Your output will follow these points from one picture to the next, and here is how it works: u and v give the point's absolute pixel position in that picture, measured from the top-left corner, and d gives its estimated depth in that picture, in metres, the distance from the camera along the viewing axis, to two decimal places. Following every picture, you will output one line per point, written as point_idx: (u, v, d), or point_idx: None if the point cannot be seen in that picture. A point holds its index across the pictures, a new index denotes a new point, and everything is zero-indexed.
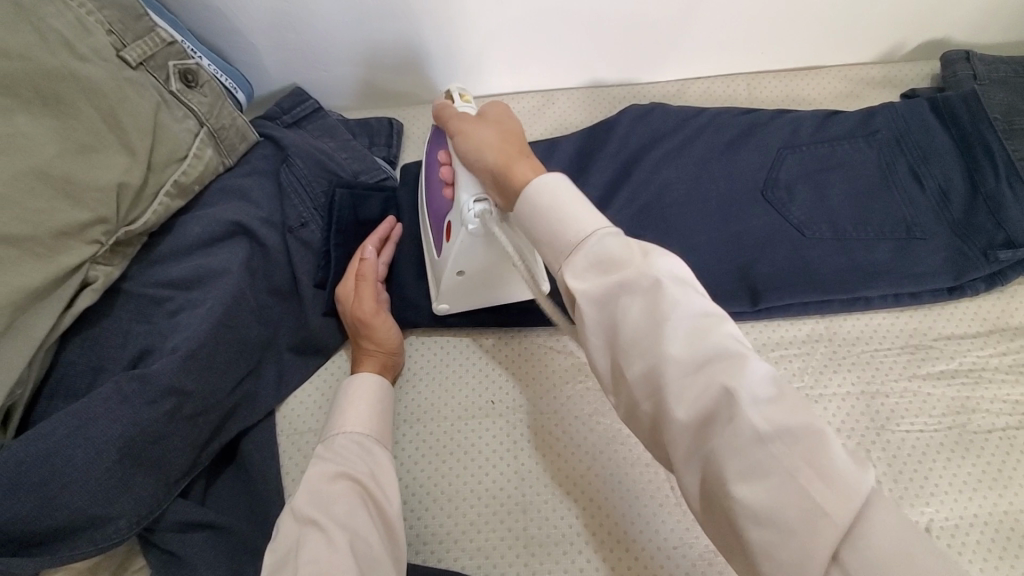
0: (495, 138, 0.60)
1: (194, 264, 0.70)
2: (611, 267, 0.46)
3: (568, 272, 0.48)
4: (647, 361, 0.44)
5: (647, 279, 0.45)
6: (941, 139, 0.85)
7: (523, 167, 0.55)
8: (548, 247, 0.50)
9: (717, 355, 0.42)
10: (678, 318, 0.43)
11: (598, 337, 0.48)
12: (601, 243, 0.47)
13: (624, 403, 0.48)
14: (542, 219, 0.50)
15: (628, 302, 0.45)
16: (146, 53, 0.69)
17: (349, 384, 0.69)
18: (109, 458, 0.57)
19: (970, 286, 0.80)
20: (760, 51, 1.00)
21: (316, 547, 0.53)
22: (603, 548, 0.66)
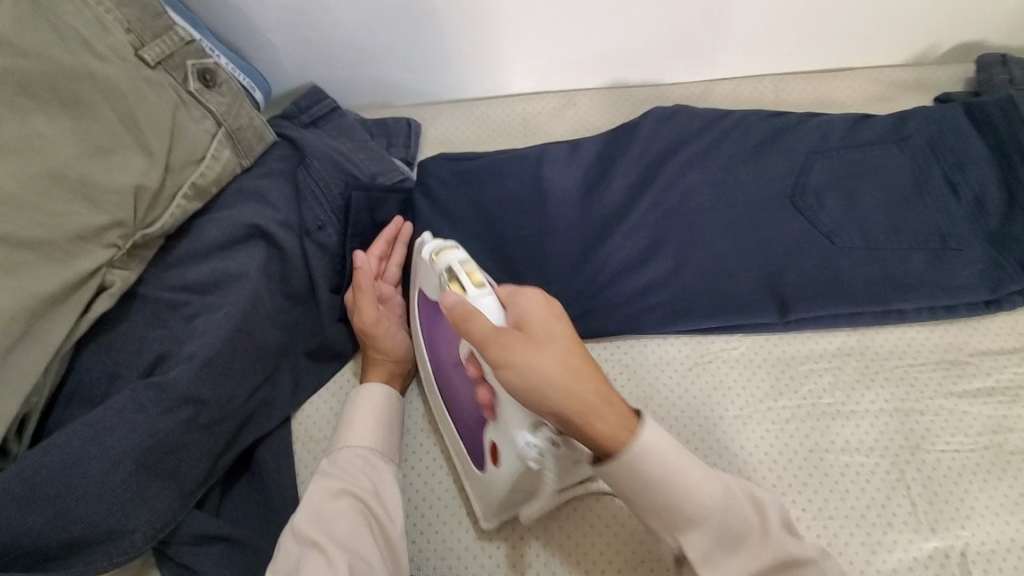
0: (557, 366, 0.51)
1: (211, 269, 0.69)
2: (736, 538, 0.50)
3: (693, 554, 0.50)
4: None
5: (762, 545, 0.50)
6: (978, 146, 0.82)
7: (611, 416, 0.51)
8: (658, 517, 0.52)
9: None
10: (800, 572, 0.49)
11: None
12: (727, 514, 0.50)
13: None
14: (663, 493, 0.50)
15: (749, 574, 0.50)
16: (165, 53, 0.67)
17: (356, 394, 0.68)
18: (126, 469, 0.56)
19: (1008, 299, 0.78)
20: (789, 52, 0.97)
21: (316, 570, 0.53)
22: (627, 567, 0.64)
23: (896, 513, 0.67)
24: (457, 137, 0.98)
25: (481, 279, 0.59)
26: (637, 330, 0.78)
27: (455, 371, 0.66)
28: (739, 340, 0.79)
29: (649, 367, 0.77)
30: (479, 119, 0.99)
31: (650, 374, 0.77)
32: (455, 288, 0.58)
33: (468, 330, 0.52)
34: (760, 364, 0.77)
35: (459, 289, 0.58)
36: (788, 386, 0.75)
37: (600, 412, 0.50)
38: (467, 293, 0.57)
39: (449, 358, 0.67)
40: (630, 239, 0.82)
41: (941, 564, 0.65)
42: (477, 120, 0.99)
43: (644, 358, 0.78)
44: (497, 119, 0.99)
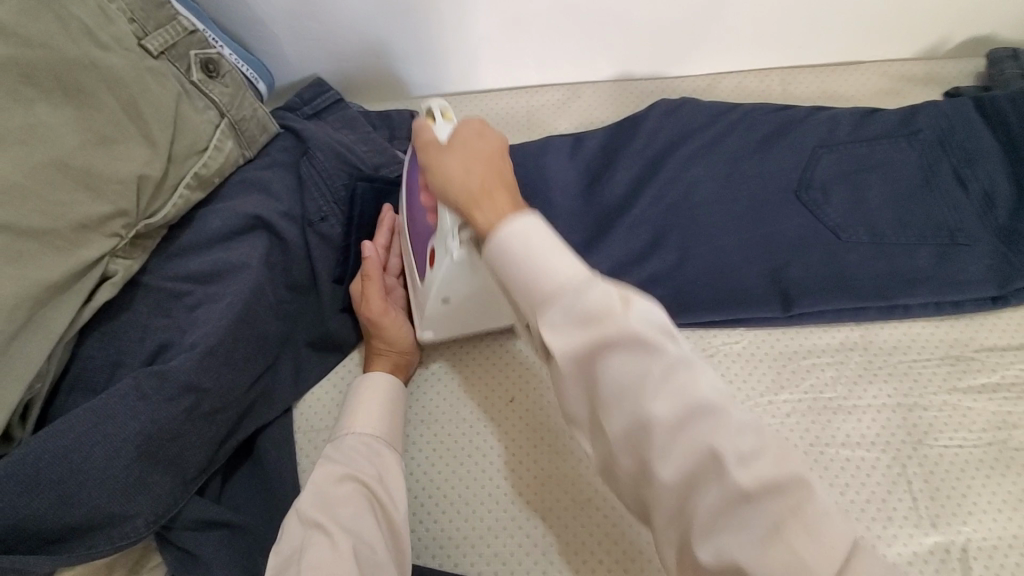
0: (463, 164, 0.51)
1: (213, 258, 0.69)
2: (590, 321, 0.41)
3: (541, 324, 0.43)
4: (630, 419, 0.40)
5: (625, 336, 0.40)
6: (988, 140, 0.81)
7: (495, 203, 0.48)
8: (518, 291, 0.44)
9: (692, 411, 0.39)
10: (663, 373, 0.40)
11: (580, 396, 0.44)
12: (582, 297, 0.41)
13: (601, 457, 0.45)
14: (523, 269, 0.43)
15: (605, 360, 0.41)
16: (168, 42, 0.68)
17: (358, 384, 0.68)
18: (128, 455, 0.56)
19: (1015, 296, 0.77)
20: (796, 45, 0.96)
21: (320, 551, 0.53)
22: (624, 558, 0.65)
23: (897, 508, 0.67)
24: None
25: (454, 118, 0.63)
26: None
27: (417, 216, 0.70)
28: (741, 335, 0.78)
29: None
30: (482, 112, 0.99)
31: None
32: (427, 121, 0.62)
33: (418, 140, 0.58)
34: (761, 359, 0.77)
35: (429, 121, 0.62)
36: (789, 381, 0.75)
37: (488, 194, 0.48)
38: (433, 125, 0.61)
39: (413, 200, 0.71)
40: (633, 232, 0.82)
41: (942, 559, 0.64)
42: (481, 112, 0.99)
43: None
44: (501, 111, 0.99)
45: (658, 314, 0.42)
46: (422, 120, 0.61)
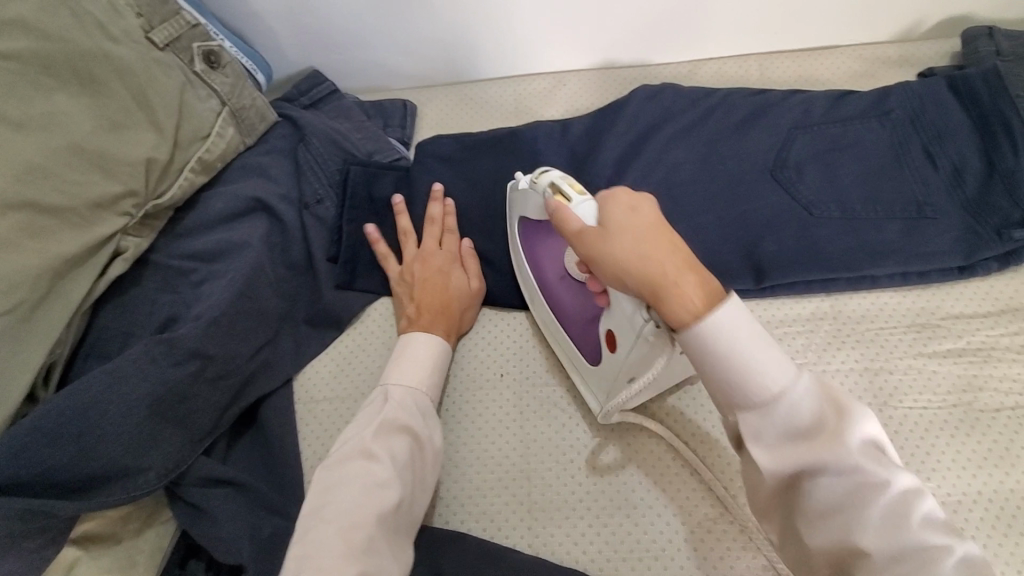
0: (633, 240, 0.51)
1: (216, 238, 0.74)
2: (802, 435, 0.46)
3: (744, 432, 0.47)
4: (830, 539, 0.45)
5: (840, 455, 0.44)
6: (958, 118, 0.84)
7: (684, 294, 0.48)
8: (723, 400, 0.49)
9: (862, 490, 0.43)
10: (880, 495, 0.43)
11: (776, 499, 0.49)
12: (792, 407, 0.46)
13: (791, 554, 0.49)
14: (734, 377, 0.47)
15: (819, 477, 0.45)
16: (173, 35, 0.72)
17: (420, 334, 0.72)
18: (140, 413, 0.61)
19: (981, 265, 0.80)
20: (775, 32, 0.99)
21: (368, 486, 0.58)
22: (604, 513, 0.69)
23: None
24: (452, 118, 1.02)
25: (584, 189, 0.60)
26: None
27: (562, 284, 0.73)
28: None
29: None
30: (473, 101, 1.03)
31: None
32: (558, 197, 0.60)
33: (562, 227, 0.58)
34: None
35: (562, 198, 0.60)
36: None
37: (675, 282, 0.49)
38: (569, 201, 0.59)
39: (555, 272, 0.73)
40: None
41: None
42: (471, 101, 1.03)
43: None
44: (491, 100, 1.03)
45: (879, 431, 0.45)
46: (554, 201, 0.60)
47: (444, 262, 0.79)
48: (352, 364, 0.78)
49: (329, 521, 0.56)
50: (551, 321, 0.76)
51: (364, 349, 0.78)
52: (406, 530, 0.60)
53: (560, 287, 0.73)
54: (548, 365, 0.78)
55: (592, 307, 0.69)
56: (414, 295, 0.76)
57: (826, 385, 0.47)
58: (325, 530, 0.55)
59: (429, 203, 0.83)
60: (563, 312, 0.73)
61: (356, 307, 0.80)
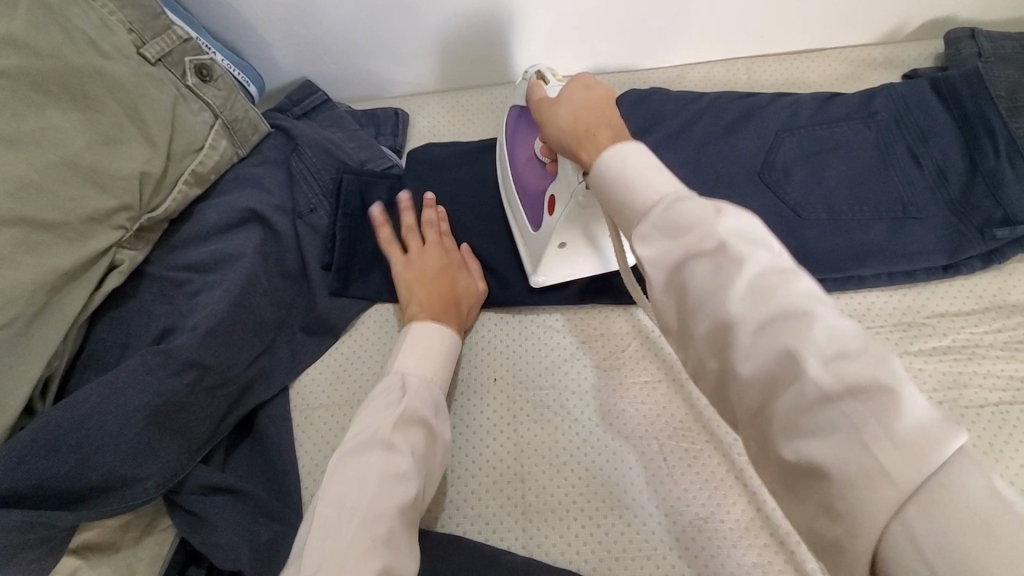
0: (573, 109, 0.60)
1: (211, 249, 0.75)
2: (677, 231, 0.44)
3: (635, 238, 0.47)
4: (712, 320, 0.42)
5: (709, 239, 0.42)
6: (941, 119, 0.86)
7: (597, 142, 0.55)
8: (619, 211, 0.50)
9: (727, 269, 0.41)
10: (745, 274, 0.41)
11: (675, 310, 0.45)
12: (669, 208, 0.45)
13: (692, 363, 0.46)
14: (622, 194, 0.50)
15: (692, 268, 0.43)
16: (164, 50, 0.73)
17: (431, 325, 0.71)
18: (138, 424, 0.62)
19: (965, 264, 0.81)
20: (761, 36, 1.01)
21: (387, 476, 0.55)
22: (597, 514, 0.70)
23: None
24: (443, 126, 1.03)
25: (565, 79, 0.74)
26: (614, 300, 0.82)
27: (528, 164, 0.81)
28: None
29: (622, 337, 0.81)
30: (464, 108, 1.04)
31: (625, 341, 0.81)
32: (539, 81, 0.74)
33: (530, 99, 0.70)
34: None
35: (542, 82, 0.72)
36: None
37: (591, 134, 0.56)
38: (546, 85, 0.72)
39: (525, 153, 0.82)
40: None
41: None
42: (463, 109, 1.04)
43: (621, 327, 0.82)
44: (481, 107, 1.04)
45: (755, 225, 0.43)
46: (534, 82, 0.73)
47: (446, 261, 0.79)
48: (347, 371, 0.79)
49: (349, 516, 0.51)
50: (511, 194, 0.84)
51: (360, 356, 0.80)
52: (418, 530, 0.57)
53: (525, 168, 0.81)
54: (541, 369, 0.80)
55: (544, 182, 0.78)
56: (419, 290, 0.76)
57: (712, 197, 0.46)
58: (345, 526, 0.51)
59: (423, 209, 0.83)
60: (522, 190, 0.81)
61: (350, 313, 0.81)
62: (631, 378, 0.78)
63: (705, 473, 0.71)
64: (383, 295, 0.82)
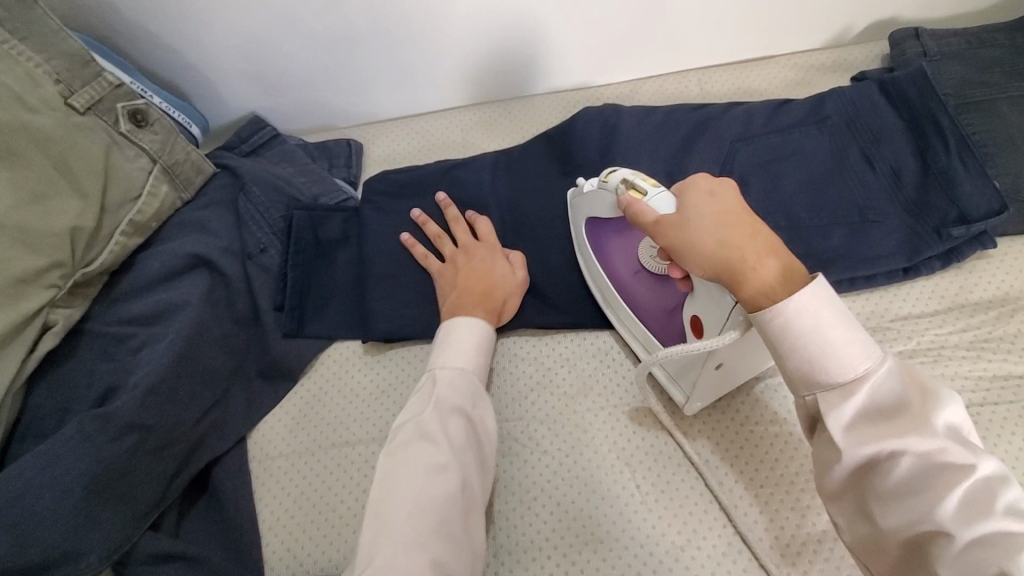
0: (715, 228, 0.54)
1: (154, 300, 0.73)
2: (890, 413, 0.48)
3: (825, 412, 0.50)
4: (909, 517, 0.45)
5: (925, 439, 0.46)
6: (892, 121, 0.86)
7: (763, 276, 0.52)
8: (801, 377, 0.51)
9: (941, 469, 0.45)
10: (959, 480, 0.44)
11: (846, 487, 0.50)
12: (877, 388, 0.49)
13: (860, 537, 0.50)
14: (812, 365, 0.50)
15: (892, 455, 0.47)
16: (94, 98, 0.71)
17: (456, 320, 0.72)
18: (77, 494, 0.59)
19: (925, 266, 0.81)
20: (712, 47, 1.01)
21: (429, 468, 0.58)
22: (571, 552, 0.68)
23: None
24: (398, 154, 1.01)
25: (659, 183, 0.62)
26: (577, 322, 0.81)
27: (638, 279, 0.74)
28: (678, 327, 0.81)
29: (587, 359, 0.79)
30: (420, 133, 1.02)
31: (591, 365, 0.79)
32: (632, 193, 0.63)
33: (638, 220, 0.60)
34: None
35: (635, 195, 0.62)
36: None
37: (750, 264, 0.52)
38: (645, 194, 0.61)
39: (628, 267, 0.75)
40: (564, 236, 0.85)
41: None
42: (418, 134, 1.02)
43: (587, 350, 0.80)
44: (437, 132, 1.02)
45: (961, 415, 0.47)
46: (629, 198, 0.62)
47: (487, 253, 0.80)
48: (307, 416, 0.76)
49: (401, 508, 0.55)
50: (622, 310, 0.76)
51: (318, 400, 0.77)
52: (475, 514, 0.60)
53: (635, 283, 0.75)
54: (507, 400, 0.78)
55: (671, 292, 0.71)
56: (458, 282, 0.77)
57: (907, 373, 0.50)
58: (397, 515, 0.55)
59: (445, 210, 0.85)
60: (639, 307, 0.75)
61: (307, 354, 0.79)
62: (599, 404, 0.76)
63: (679, 500, 0.70)
64: (342, 332, 0.80)
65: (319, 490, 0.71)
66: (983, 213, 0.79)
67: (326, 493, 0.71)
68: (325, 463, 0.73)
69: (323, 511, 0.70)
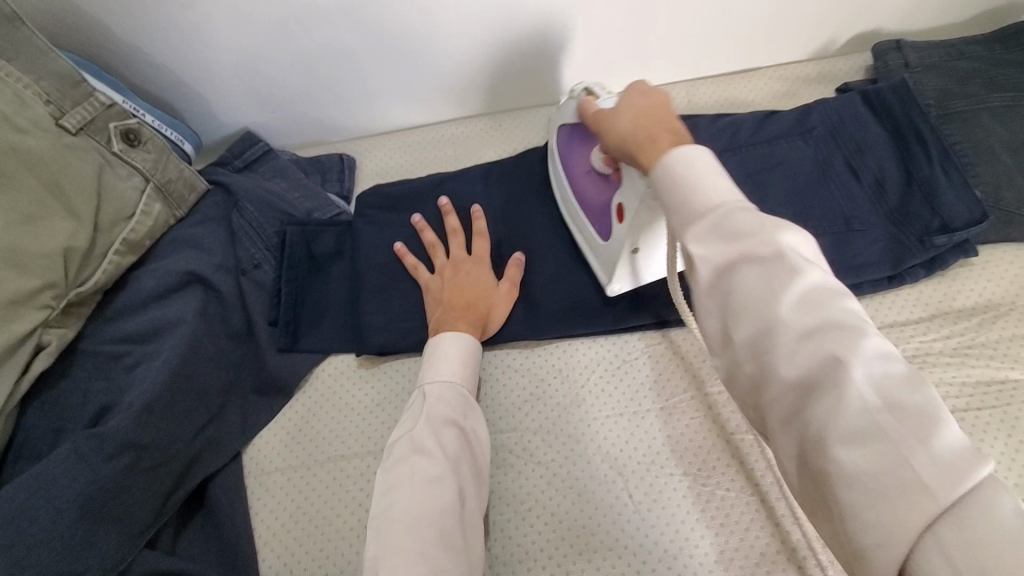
0: (632, 117, 0.61)
1: (148, 318, 0.73)
2: (743, 234, 0.45)
3: (689, 239, 0.48)
4: (759, 326, 0.44)
5: (767, 246, 0.44)
6: (876, 131, 0.88)
7: (656, 144, 0.56)
8: (676, 211, 0.50)
9: (780, 277, 0.43)
10: (796, 286, 0.43)
11: (711, 308, 0.48)
12: (730, 213, 0.47)
13: (728, 366, 0.48)
14: (682, 193, 0.50)
15: (742, 272, 0.45)
16: (87, 118, 0.71)
17: (445, 336, 0.73)
18: (73, 514, 0.60)
19: (909, 273, 0.83)
20: (698, 60, 1.02)
21: (426, 478, 0.59)
22: (566, 561, 0.68)
23: None
24: (391, 167, 1.02)
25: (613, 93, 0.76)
26: (570, 333, 0.82)
27: (586, 175, 0.79)
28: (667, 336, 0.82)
29: (579, 369, 0.80)
30: (411, 146, 1.03)
31: (583, 375, 0.80)
32: (591, 97, 0.76)
33: (586, 109, 0.72)
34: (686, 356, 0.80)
35: (592, 98, 0.75)
36: (709, 374, 0.78)
37: (649, 134, 0.58)
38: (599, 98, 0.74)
39: (580, 163, 0.80)
40: (556, 247, 0.86)
41: None
42: (410, 147, 1.03)
43: (580, 360, 0.81)
44: (429, 145, 1.03)
45: (807, 242, 0.46)
46: (586, 98, 0.74)
47: (476, 267, 0.82)
48: (302, 431, 0.76)
49: (400, 521, 0.56)
50: (569, 204, 0.82)
51: (313, 415, 0.77)
52: (473, 522, 0.61)
53: (583, 179, 0.79)
54: (501, 411, 0.78)
55: (608, 190, 0.76)
56: (443, 296, 0.78)
57: (764, 209, 0.48)
58: (396, 528, 0.55)
59: (445, 217, 0.85)
60: (582, 200, 0.80)
61: (301, 369, 0.79)
62: (592, 414, 0.77)
63: (672, 508, 0.70)
64: (336, 346, 0.81)
65: (315, 504, 0.72)
66: (966, 221, 0.80)
67: (322, 507, 0.71)
68: (321, 477, 0.73)
69: (319, 525, 0.70)
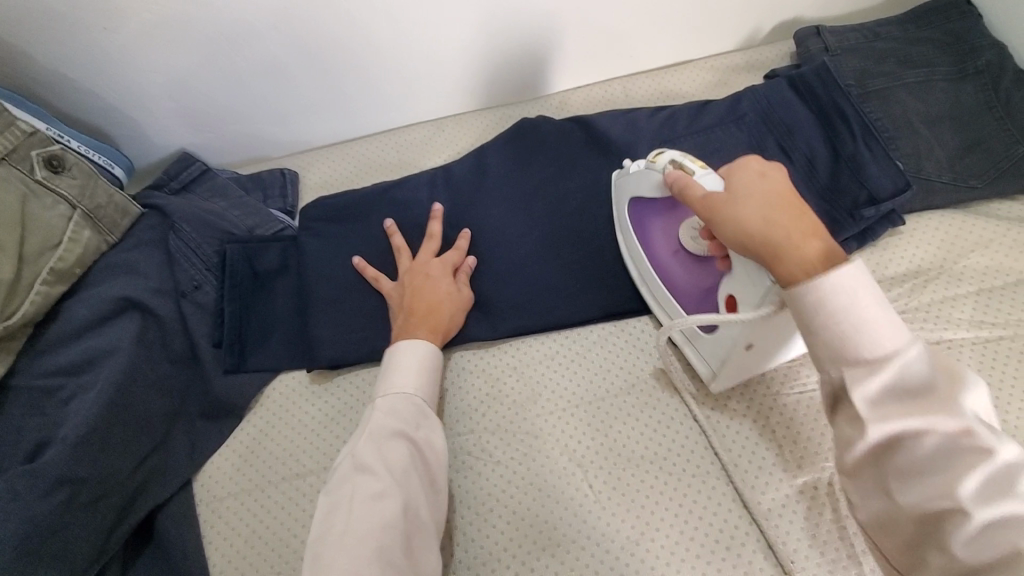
0: (762, 206, 0.55)
1: (81, 348, 0.71)
2: (918, 397, 0.45)
3: (853, 389, 0.47)
4: (928, 489, 0.43)
5: (952, 419, 0.43)
6: (802, 113, 0.91)
7: (805, 252, 0.51)
8: (829, 353, 0.49)
9: (957, 450, 0.43)
10: (980, 464, 0.42)
11: (868, 463, 0.47)
12: (907, 370, 0.46)
13: (878, 515, 0.48)
14: (840, 340, 0.48)
15: (914, 438, 0.44)
16: (7, 147, 0.70)
17: (398, 346, 0.72)
18: (6, 557, 0.58)
19: (843, 247, 0.86)
20: (632, 57, 1.05)
21: (366, 497, 0.58)
22: (528, 559, 0.68)
23: (766, 458, 0.71)
24: (333, 180, 1.01)
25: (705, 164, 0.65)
26: (521, 331, 0.82)
27: (675, 258, 0.76)
28: (614, 326, 0.83)
29: (532, 365, 0.81)
30: (355, 158, 1.03)
31: (536, 371, 0.80)
32: (679, 170, 0.66)
33: (684, 195, 0.63)
34: (635, 345, 0.81)
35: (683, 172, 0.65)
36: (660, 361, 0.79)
37: (793, 243, 0.52)
38: (692, 173, 0.64)
39: (665, 245, 0.77)
40: (502, 248, 0.86)
41: (811, 497, 0.69)
42: (353, 159, 1.03)
43: (532, 357, 0.81)
44: (372, 155, 1.03)
45: (986, 400, 0.45)
46: (674, 168, 0.67)
47: (439, 273, 0.80)
48: (255, 452, 0.75)
49: (337, 543, 0.55)
50: (656, 290, 0.79)
51: (265, 435, 0.76)
52: (423, 534, 0.60)
53: (670, 262, 0.76)
54: (455, 414, 0.78)
55: (707, 275, 0.72)
56: (404, 303, 0.77)
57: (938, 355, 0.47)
58: (334, 550, 0.54)
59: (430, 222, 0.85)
60: (674, 286, 0.76)
61: (250, 390, 0.78)
62: (547, 410, 0.77)
63: (631, 495, 0.71)
64: (286, 364, 0.79)
65: (270, 526, 0.70)
66: (890, 192, 0.84)
67: (277, 529, 0.69)
68: (275, 499, 0.71)
69: (274, 548, 0.68)
